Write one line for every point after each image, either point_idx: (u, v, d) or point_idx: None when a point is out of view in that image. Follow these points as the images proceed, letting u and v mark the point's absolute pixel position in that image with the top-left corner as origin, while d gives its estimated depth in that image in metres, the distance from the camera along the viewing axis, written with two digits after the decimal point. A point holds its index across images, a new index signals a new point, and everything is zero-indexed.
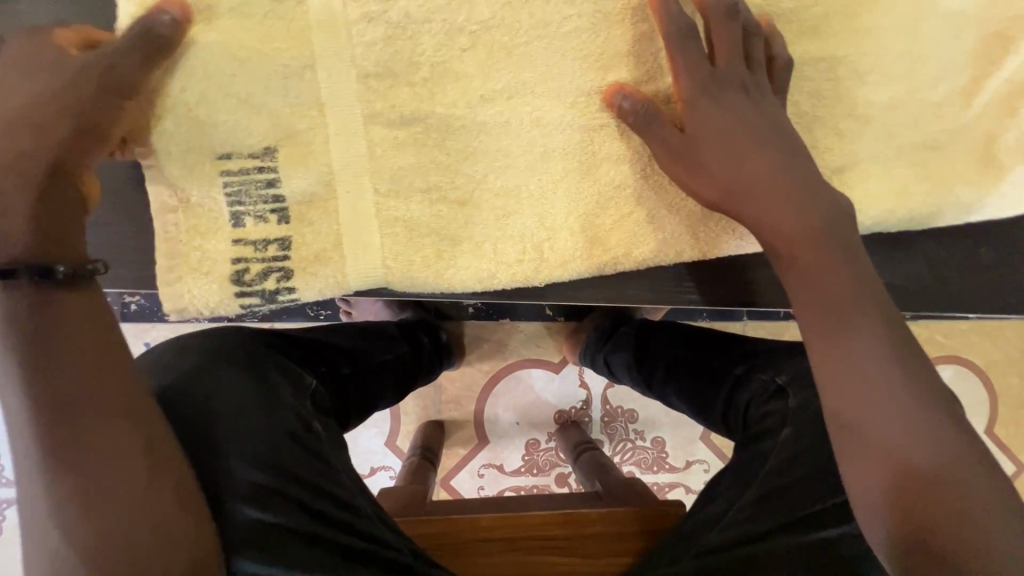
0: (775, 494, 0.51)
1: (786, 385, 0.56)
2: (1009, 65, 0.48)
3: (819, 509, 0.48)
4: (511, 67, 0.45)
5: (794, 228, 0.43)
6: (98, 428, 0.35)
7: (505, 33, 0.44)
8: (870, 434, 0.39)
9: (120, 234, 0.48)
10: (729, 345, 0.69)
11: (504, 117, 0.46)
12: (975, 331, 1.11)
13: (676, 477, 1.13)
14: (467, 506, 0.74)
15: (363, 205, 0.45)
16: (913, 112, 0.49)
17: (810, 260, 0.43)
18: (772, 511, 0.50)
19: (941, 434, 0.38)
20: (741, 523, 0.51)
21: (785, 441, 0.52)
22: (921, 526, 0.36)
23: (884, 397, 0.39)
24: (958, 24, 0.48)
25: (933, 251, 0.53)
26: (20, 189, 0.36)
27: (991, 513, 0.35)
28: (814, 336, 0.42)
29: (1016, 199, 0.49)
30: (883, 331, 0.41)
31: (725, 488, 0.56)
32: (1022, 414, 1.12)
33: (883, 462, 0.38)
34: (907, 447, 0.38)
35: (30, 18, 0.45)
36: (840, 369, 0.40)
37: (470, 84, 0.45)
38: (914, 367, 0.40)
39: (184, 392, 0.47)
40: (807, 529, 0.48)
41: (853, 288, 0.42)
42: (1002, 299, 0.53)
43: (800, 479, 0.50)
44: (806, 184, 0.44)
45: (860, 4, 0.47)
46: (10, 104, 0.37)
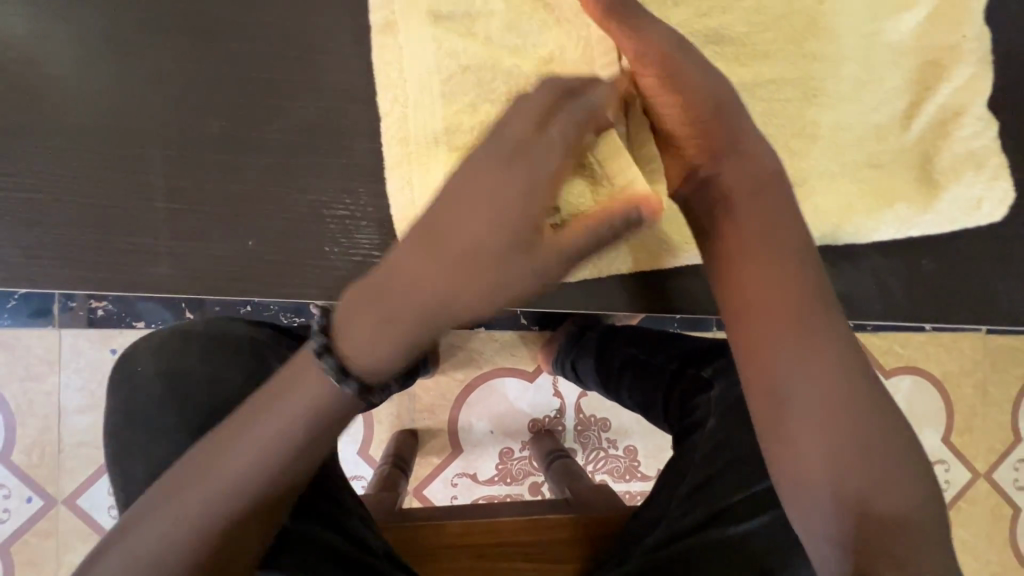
0: (706, 487, 0.57)
1: (711, 377, 0.62)
2: (944, 91, 0.52)
3: (738, 499, 0.56)
4: (482, 73, 0.45)
5: (751, 209, 0.44)
6: (278, 468, 0.41)
7: (474, 41, 0.46)
8: (812, 426, 0.41)
9: (86, 234, 0.48)
10: (676, 344, 0.72)
11: (473, 128, 0.45)
12: (932, 343, 1.16)
13: (647, 485, 1.15)
14: (437, 511, 0.75)
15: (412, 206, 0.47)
16: (856, 133, 0.52)
17: (769, 260, 0.44)
18: (707, 504, 0.57)
19: (887, 448, 0.41)
20: (677, 518, 0.58)
21: (709, 430, 0.58)
22: (844, 515, 0.40)
23: (835, 397, 0.41)
24: (896, 53, 0.52)
25: (878, 262, 0.56)
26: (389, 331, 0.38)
27: (913, 523, 0.40)
28: (762, 326, 0.43)
29: (954, 216, 0.52)
30: (838, 340, 0.42)
31: (662, 486, 0.62)
32: (976, 423, 1.17)
33: (833, 456, 0.40)
34: (850, 457, 0.40)
35: (18, 32, 0.48)
36: (784, 352, 0.42)
37: (435, 86, 0.46)
38: (866, 383, 0.42)
39: (180, 376, 0.56)
40: (731, 520, 0.55)
41: (813, 298, 0.43)
42: (940, 309, 0.57)
43: (723, 471, 0.57)
44: (770, 166, 0.45)
45: (805, 32, 0.51)
46: (456, 250, 0.36)
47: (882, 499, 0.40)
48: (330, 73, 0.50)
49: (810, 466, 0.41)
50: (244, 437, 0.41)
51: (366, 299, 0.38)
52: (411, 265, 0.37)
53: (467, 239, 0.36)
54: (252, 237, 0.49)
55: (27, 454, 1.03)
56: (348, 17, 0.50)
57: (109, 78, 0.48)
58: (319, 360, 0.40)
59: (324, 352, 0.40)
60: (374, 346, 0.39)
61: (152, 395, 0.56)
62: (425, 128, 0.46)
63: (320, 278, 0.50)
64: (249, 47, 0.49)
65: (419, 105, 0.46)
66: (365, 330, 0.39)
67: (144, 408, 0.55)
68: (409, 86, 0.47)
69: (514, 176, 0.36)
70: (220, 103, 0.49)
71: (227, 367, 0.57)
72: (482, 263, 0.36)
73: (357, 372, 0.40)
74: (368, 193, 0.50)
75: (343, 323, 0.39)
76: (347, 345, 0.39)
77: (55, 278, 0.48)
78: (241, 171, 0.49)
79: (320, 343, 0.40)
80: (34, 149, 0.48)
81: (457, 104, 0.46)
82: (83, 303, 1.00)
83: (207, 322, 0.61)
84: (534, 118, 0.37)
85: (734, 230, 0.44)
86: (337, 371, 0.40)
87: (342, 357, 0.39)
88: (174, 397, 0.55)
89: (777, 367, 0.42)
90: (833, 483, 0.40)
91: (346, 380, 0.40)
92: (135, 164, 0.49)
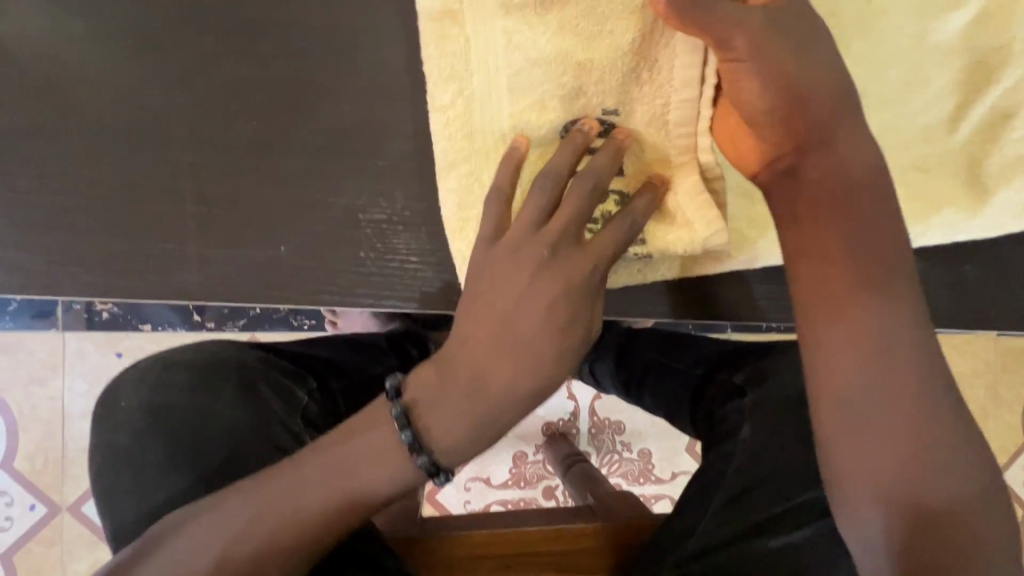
0: (742, 499, 0.56)
1: (743, 385, 0.60)
2: (993, 92, 0.51)
3: (778, 512, 0.54)
4: (553, 64, 0.43)
5: (828, 201, 0.42)
6: (320, 503, 0.41)
7: (547, 34, 0.42)
8: (874, 427, 0.41)
9: (108, 240, 0.46)
10: (701, 348, 0.72)
11: (541, 125, 0.45)
12: (944, 344, 1.16)
13: (662, 488, 1.13)
14: (460, 519, 0.73)
15: (458, 208, 0.46)
16: (903, 135, 0.51)
17: (847, 259, 0.42)
18: (745, 517, 0.55)
19: (950, 456, 0.41)
20: (711, 532, 0.56)
21: (745, 440, 0.57)
22: (902, 519, 0.40)
23: (902, 402, 0.41)
24: (945, 51, 0.51)
25: (920, 266, 0.55)
26: (463, 415, 0.41)
27: (971, 533, 0.40)
28: (831, 322, 0.42)
29: (1001, 221, 0.51)
30: (912, 342, 0.42)
31: (693, 499, 0.60)
32: (989, 424, 1.17)
33: (892, 462, 0.40)
34: (910, 465, 0.40)
35: (37, 29, 0.46)
36: (850, 355, 0.42)
37: (502, 78, 0.44)
38: (937, 390, 0.41)
39: (168, 404, 0.53)
40: (774, 533, 0.54)
41: (894, 301, 0.42)
42: (981, 314, 0.56)
43: (761, 480, 0.55)
44: (858, 153, 0.42)
45: (852, 30, 0.49)
46: (529, 340, 0.42)
47: (938, 507, 0.40)
48: (363, 70, 0.48)
49: (869, 471, 0.41)
50: (296, 473, 0.41)
51: (460, 400, 0.41)
52: (502, 364, 0.41)
53: (541, 337, 0.42)
54: (284, 242, 0.47)
55: (29, 460, 1.00)
56: (381, 11, 0.48)
57: (134, 75, 0.46)
58: (413, 456, 0.41)
59: (418, 449, 0.41)
60: (471, 439, 0.42)
61: (135, 428, 0.52)
62: (484, 121, 0.45)
63: (355, 285, 0.48)
64: (279, 43, 0.47)
65: (483, 101, 0.45)
66: (461, 427, 0.41)
67: (124, 443, 0.52)
68: (474, 78, 0.44)
69: (576, 272, 0.42)
70: (249, 101, 0.47)
71: (216, 392, 0.54)
72: (559, 355, 0.42)
73: (448, 466, 0.42)
74: (404, 195, 0.48)
75: (433, 418, 0.41)
76: (438, 438, 0.41)
77: (79, 285, 0.46)
78: (271, 173, 0.47)
79: (412, 439, 0.41)
80: (55, 152, 0.46)
81: (523, 101, 0.44)
82: (86, 304, 0.96)
83: (195, 350, 0.58)
84: (586, 213, 0.42)
85: (812, 219, 0.43)
86: (431, 466, 0.42)
87: (435, 453, 0.41)
88: (159, 432, 0.52)
89: (843, 370, 0.42)
90: (888, 485, 0.40)
91: (437, 473, 0.42)
92: (158, 165, 0.47)
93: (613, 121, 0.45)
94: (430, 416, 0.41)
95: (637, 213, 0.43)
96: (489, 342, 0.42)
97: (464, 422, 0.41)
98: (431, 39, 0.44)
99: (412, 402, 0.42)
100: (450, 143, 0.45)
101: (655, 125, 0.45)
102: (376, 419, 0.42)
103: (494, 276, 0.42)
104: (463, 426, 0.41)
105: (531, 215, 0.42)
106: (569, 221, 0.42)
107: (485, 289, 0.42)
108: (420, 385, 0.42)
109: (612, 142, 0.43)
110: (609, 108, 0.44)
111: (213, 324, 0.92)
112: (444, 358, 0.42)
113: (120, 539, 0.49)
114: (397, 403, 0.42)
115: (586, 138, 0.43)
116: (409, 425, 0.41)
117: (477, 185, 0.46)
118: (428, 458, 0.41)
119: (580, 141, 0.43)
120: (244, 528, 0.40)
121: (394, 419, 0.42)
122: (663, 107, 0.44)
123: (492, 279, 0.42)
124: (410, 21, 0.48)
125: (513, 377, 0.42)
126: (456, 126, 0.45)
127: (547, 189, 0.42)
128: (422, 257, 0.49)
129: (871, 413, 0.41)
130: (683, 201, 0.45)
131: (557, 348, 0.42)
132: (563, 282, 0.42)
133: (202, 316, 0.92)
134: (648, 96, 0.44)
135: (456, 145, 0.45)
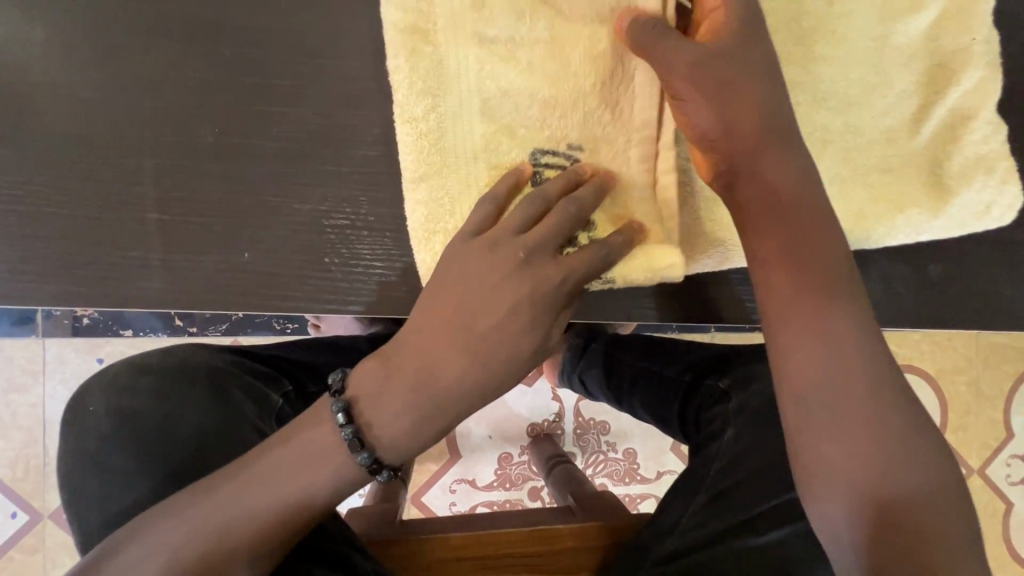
0: (722, 499, 0.56)
1: (728, 389, 0.62)
2: (952, 95, 0.51)
3: (757, 513, 0.54)
4: (522, 96, 0.44)
5: (779, 202, 0.44)
6: (267, 504, 0.41)
7: (515, 68, 0.44)
8: (830, 421, 0.42)
9: (72, 249, 0.46)
10: (685, 353, 0.73)
11: (512, 149, 0.45)
12: (927, 340, 1.17)
13: (646, 488, 1.13)
14: (440, 521, 0.73)
15: (423, 217, 0.45)
16: (866, 136, 0.51)
17: (796, 261, 0.44)
18: (721, 516, 0.56)
19: (909, 446, 0.41)
20: (691, 530, 0.57)
21: (728, 441, 0.58)
22: (863, 503, 0.41)
23: (856, 395, 0.42)
24: (905, 54, 0.51)
25: (884, 266, 0.56)
26: (409, 413, 0.42)
27: (940, 521, 0.40)
28: (785, 318, 0.43)
29: (962, 221, 0.52)
30: (861, 336, 0.43)
31: (677, 496, 0.62)
32: (970, 420, 1.18)
33: (854, 452, 0.41)
34: (869, 456, 0.41)
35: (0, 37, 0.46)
36: (808, 348, 0.43)
37: (474, 100, 0.44)
38: (890, 384, 0.42)
39: (135, 410, 0.53)
40: (752, 531, 0.54)
41: (842, 298, 0.43)
42: (947, 313, 0.56)
43: (746, 479, 0.55)
44: (799, 157, 0.44)
45: (814, 35, 0.50)
46: (479, 339, 0.42)
47: (904, 494, 0.40)
48: (327, 75, 0.48)
49: (832, 457, 0.41)
50: (253, 473, 0.42)
51: (405, 398, 0.42)
52: (458, 367, 0.42)
53: (489, 340, 0.43)
54: (248, 249, 0.47)
55: (10, 468, 0.99)
56: (348, 20, 0.48)
57: (98, 84, 0.46)
58: (354, 453, 0.42)
59: (358, 447, 0.42)
60: (411, 436, 0.43)
61: (102, 434, 0.52)
62: (447, 126, 0.44)
63: (318, 292, 0.48)
64: (244, 50, 0.47)
65: (455, 117, 0.45)
66: (404, 422, 0.42)
67: (92, 449, 0.52)
68: (447, 95, 0.44)
69: (532, 273, 0.43)
70: (213, 108, 0.47)
71: (184, 395, 0.54)
72: (512, 359, 0.43)
73: (391, 462, 0.43)
74: (368, 201, 0.48)
75: (374, 413, 0.42)
76: (380, 436, 0.42)
77: (41, 294, 0.46)
78: (236, 180, 0.47)
79: (351, 436, 0.42)
80: (19, 162, 0.46)
81: (495, 123, 0.44)
82: (66, 312, 0.93)
83: (163, 356, 0.57)
84: (564, 235, 0.43)
85: (765, 219, 0.44)
86: (372, 463, 0.42)
87: (376, 449, 0.42)
88: (127, 435, 0.52)
89: (803, 356, 0.43)
90: (851, 475, 0.41)
91: (379, 470, 0.43)
92: (123, 174, 0.47)
93: (576, 157, 0.45)
94: (377, 414, 0.42)
95: (609, 246, 0.43)
96: (439, 345, 0.42)
97: (413, 422, 0.42)
98: (396, 46, 0.44)
99: (354, 398, 0.43)
100: (420, 155, 0.45)
101: (619, 163, 0.45)
102: (324, 415, 0.43)
103: (444, 279, 0.43)
104: (407, 427, 0.42)
105: (508, 226, 0.43)
106: (551, 233, 0.43)
107: (450, 283, 0.43)
108: (365, 383, 0.43)
109: (595, 181, 0.44)
110: (573, 144, 0.45)
111: (196, 329, 0.90)
112: (393, 356, 0.43)
113: (88, 544, 0.48)
114: (338, 399, 0.43)
115: (574, 176, 0.44)
116: (350, 422, 0.42)
117: (447, 198, 0.45)
118: (370, 458, 0.42)
119: (573, 178, 0.44)
120: (201, 528, 0.40)
121: (334, 417, 0.42)
122: (626, 111, 0.45)
123: (458, 272, 0.43)
124: (376, 26, 0.48)
125: (461, 378, 0.42)
126: (422, 131, 0.45)
127: (536, 200, 0.43)
128: (387, 263, 0.49)
129: (824, 405, 0.42)
130: (659, 258, 0.45)
131: (506, 347, 0.43)
132: (517, 283, 0.43)
133: (184, 321, 0.90)
134: (612, 120, 0.45)
135: (426, 158, 0.45)
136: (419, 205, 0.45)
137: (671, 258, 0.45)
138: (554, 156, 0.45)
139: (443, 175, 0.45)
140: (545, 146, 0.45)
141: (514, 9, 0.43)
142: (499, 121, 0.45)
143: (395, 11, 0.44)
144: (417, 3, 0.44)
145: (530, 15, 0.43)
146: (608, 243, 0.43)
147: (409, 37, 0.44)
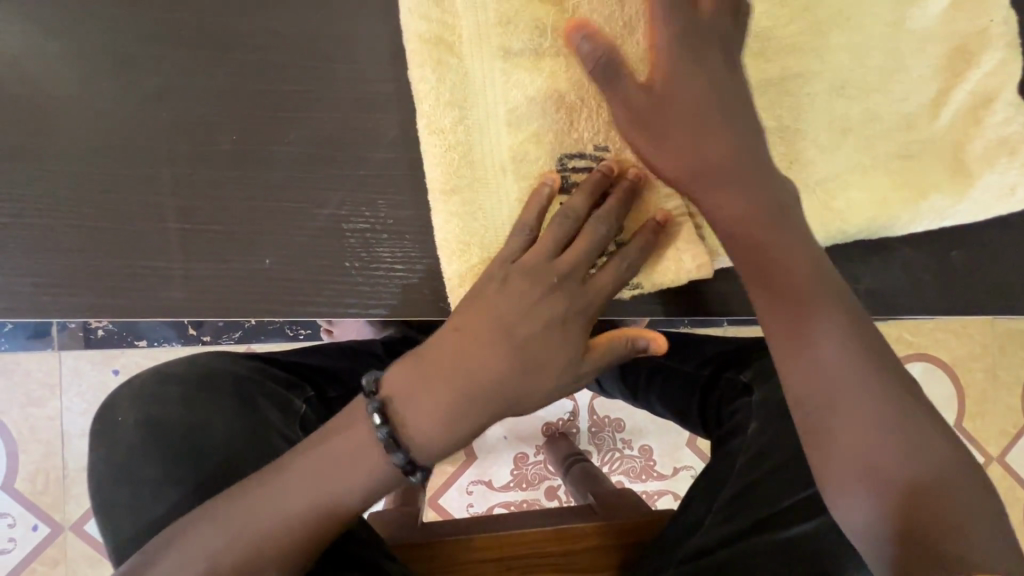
0: (750, 493, 0.56)
1: (751, 382, 0.61)
2: (972, 78, 0.51)
3: (789, 505, 0.53)
4: (548, 102, 0.44)
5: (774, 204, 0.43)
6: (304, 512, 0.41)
7: (541, 74, 0.44)
8: (844, 428, 0.41)
9: (93, 261, 0.46)
10: (703, 348, 0.72)
11: (538, 156, 0.45)
12: (940, 329, 1.16)
13: (664, 485, 1.13)
14: (463, 522, 0.73)
15: (455, 227, 0.45)
16: (887, 123, 0.51)
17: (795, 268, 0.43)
18: (748, 513, 0.55)
19: (925, 445, 0.40)
20: (719, 526, 0.56)
21: (753, 435, 0.57)
22: (890, 507, 0.39)
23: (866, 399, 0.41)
24: (922, 40, 0.51)
25: (906, 253, 0.55)
26: (438, 415, 0.42)
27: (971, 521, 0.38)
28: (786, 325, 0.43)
29: (986, 204, 0.51)
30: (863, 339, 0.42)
31: (702, 491, 0.61)
32: (988, 407, 1.17)
33: (870, 457, 0.40)
34: (891, 457, 0.40)
35: (18, 54, 0.46)
36: (815, 354, 0.42)
37: (501, 110, 0.45)
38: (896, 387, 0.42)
39: (160, 421, 0.53)
40: (783, 524, 0.53)
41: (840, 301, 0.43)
42: (972, 299, 0.56)
43: (772, 473, 0.55)
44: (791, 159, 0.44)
45: (832, 24, 0.49)
46: (504, 343, 0.42)
47: (932, 497, 0.38)
48: (344, 82, 0.48)
49: (852, 463, 0.40)
50: (285, 477, 0.42)
51: (433, 401, 0.42)
52: (485, 369, 0.42)
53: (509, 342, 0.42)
54: (268, 256, 0.47)
55: (31, 480, 1.00)
56: (363, 24, 0.48)
57: (114, 97, 0.47)
58: (389, 453, 0.42)
59: (394, 446, 0.42)
60: (443, 437, 0.42)
61: (130, 443, 0.52)
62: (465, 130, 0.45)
63: (339, 296, 0.48)
64: (257, 58, 0.47)
65: (482, 130, 0.45)
66: (436, 424, 0.42)
67: (119, 459, 0.52)
68: (474, 107, 0.45)
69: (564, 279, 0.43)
70: (229, 117, 0.47)
71: (207, 403, 0.54)
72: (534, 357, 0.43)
73: (423, 464, 0.43)
74: (387, 205, 0.48)
75: (409, 412, 0.42)
76: (414, 436, 0.42)
77: (64, 308, 0.46)
78: (255, 188, 0.47)
79: (382, 432, 0.42)
80: (41, 178, 0.46)
81: (522, 132, 0.45)
82: (78, 324, 0.92)
83: (187, 365, 0.58)
84: (596, 251, 0.43)
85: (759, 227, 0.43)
86: (407, 463, 0.42)
87: (410, 450, 0.42)
88: (153, 445, 0.52)
89: (809, 353, 0.42)
90: (873, 478, 0.40)
91: (413, 471, 0.43)
92: (142, 186, 0.47)
93: (604, 157, 0.45)
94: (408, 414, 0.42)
95: (634, 257, 0.44)
96: (463, 350, 0.42)
97: (444, 420, 0.42)
98: (418, 55, 0.44)
99: (390, 397, 0.42)
100: (449, 168, 0.44)
101: None
102: (358, 414, 0.43)
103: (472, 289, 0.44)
104: (439, 424, 0.42)
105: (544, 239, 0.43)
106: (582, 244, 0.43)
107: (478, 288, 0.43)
108: (401, 387, 0.43)
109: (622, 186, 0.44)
110: (600, 145, 0.45)
111: (208, 338, 0.91)
112: (423, 357, 0.43)
113: (119, 555, 0.49)
114: (373, 399, 0.43)
115: (601, 178, 0.44)
116: (385, 422, 0.42)
117: (479, 210, 0.45)
118: (406, 463, 0.42)
119: (598, 179, 0.44)
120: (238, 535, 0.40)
121: (371, 416, 0.42)
122: None
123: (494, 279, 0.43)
124: (391, 32, 0.48)
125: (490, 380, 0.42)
126: (450, 144, 0.44)
127: (565, 221, 0.43)
128: (410, 266, 0.48)
129: (837, 412, 0.41)
130: (685, 259, 0.46)
131: (532, 346, 0.43)
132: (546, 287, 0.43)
133: (198, 330, 0.90)
134: None
135: (455, 170, 0.45)
136: (448, 216, 0.45)
137: (693, 266, 0.46)
138: (581, 160, 0.45)
139: (475, 189, 0.45)
140: (572, 150, 0.45)
141: (536, 21, 0.44)
142: (522, 123, 0.45)
143: (417, 19, 0.44)
144: (438, 12, 0.44)
145: (552, 26, 0.44)
146: (629, 253, 0.44)
147: (433, 48, 0.44)
